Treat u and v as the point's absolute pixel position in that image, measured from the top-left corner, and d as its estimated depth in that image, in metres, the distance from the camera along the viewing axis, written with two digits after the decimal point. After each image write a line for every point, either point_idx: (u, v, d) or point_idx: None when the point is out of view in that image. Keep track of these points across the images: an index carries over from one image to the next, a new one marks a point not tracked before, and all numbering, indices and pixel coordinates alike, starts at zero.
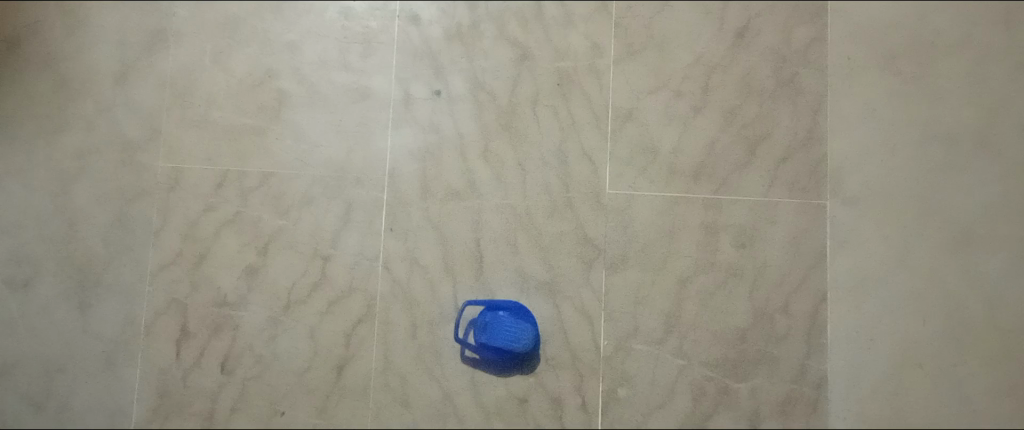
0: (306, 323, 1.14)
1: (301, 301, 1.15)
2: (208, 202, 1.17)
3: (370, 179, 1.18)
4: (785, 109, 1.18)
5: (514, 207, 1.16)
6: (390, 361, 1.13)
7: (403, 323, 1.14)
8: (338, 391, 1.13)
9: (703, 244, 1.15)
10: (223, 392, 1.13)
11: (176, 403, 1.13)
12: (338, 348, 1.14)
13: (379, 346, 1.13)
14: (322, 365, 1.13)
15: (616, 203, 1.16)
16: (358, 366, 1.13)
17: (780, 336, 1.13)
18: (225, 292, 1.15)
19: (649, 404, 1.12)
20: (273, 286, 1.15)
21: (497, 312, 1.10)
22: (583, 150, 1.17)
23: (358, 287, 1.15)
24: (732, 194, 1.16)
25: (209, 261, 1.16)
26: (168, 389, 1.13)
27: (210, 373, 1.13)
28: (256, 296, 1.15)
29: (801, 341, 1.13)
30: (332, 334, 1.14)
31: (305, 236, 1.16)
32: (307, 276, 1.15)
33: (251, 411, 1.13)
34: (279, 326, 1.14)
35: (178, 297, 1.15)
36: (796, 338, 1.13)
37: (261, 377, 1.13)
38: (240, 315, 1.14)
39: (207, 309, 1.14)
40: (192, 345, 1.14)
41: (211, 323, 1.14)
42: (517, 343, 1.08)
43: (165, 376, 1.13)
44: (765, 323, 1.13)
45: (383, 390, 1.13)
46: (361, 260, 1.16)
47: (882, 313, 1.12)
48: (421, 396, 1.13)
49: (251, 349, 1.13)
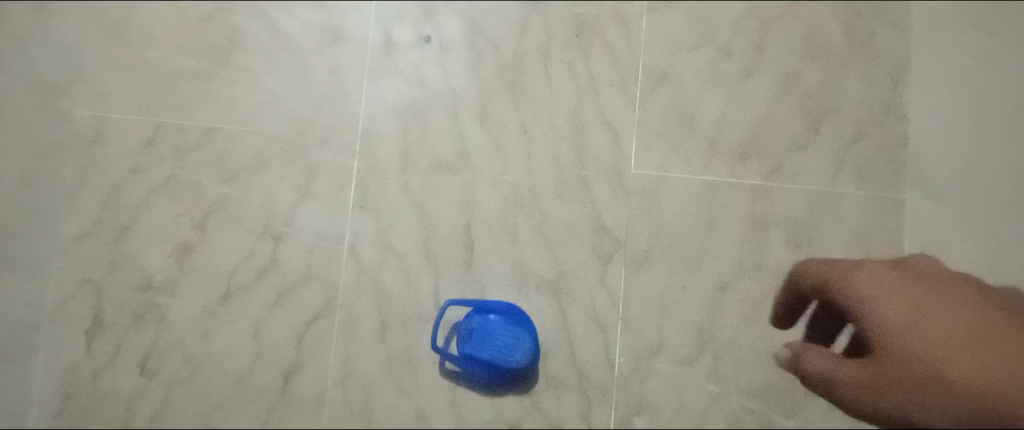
0: (250, 316, 0.92)
1: (244, 289, 0.92)
2: (136, 162, 0.94)
3: (339, 141, 0.95)
4: (857, 78, 0.95)
5: (515, 184, 0.94)
6: (352, 369, 0.91)
7: (370, 322, 0.92)
8: (285, 402, 0.91)
9: (749, 242, 0.92)
10: (143, 397, 0.91)
11: (83, 409, 0.90)
12: (287, 349, 0.91)
13: (340, 349, 0.91)
14: (267, 369, 0.91)
15: (643, 185, 0.93)
16: (312, 373, 0.91)
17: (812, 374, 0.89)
18: (152, 274, 0.92)
19: None
20: (212, 268, 0.92)
21: (489, 317, 0.89)
22: (604, 117, 0.94)
23: (317, 274, 0.93)
24: (788, 181, 0.92)
25: (134, 234, 0.93)
26: (75, 391, 0.90)
27: (127, 373, 0.91)
28: (190, 280, 0.92)
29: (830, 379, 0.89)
30: (282, 331, 0.92)
31: (253, 208, 0.94)
32: (253, 258, 0.93)
33: (176, 422, 0.91)
34: (216, 319, 0.92)
35: (93, 277, 0.92)
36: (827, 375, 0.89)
37: (191, 380, 0.91)
38: (168, 303, 0.92)
39: (128, 293, 0.92)
40: (107, 337, 0.91)
41: (131, 312, 0.92)
42: (507, 357, 0.87)
43: (72, 375, 0.91)
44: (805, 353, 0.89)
45: (341, 404, 0.91)
46: (322, 242, 0.93)
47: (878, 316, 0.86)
48: (388, 413, 0.90)
49: (180, 345, 0.91)
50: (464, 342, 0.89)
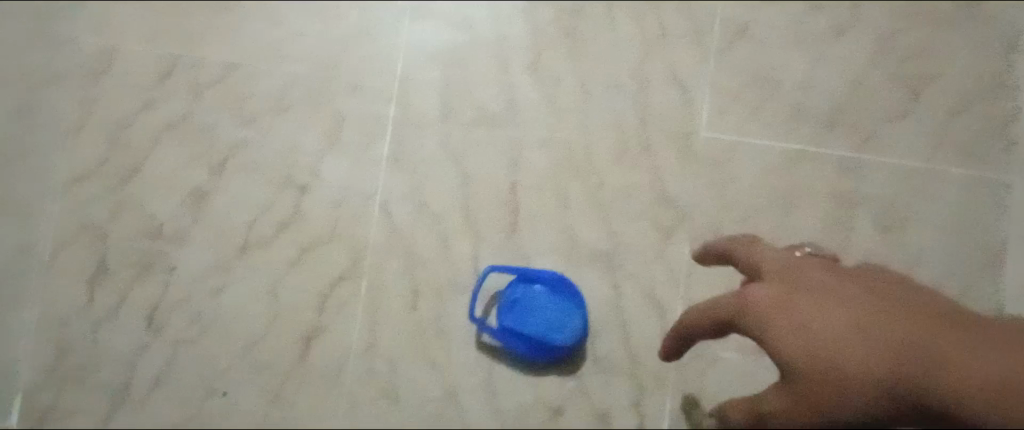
0: (268, 274, 0.83)
1: (262, 243, 0.83)
2: (149, 97, 0.85)
3: (373, 85, 0.85)
4: (963, 43, 0.83)
5: (567, 143, 0.84)
6: (377, 339, 0.82)
7: (401, 288, 0.83)
8: (301, 371, 0.82)
9: (830, 220, 0.81)
10: (145, 356, 0.81)
11: (77, 367, 0.81)
12: (308, 313, 0.82)
13: (365, 317, 0.82)
14: (283, 334, 0.82)
15: (713, 152, 0.82)
16: (333, 341, 0.82)
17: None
18: (161, 223, 0.83)
19: None
20: (226, 218, 0.83)
21: (536, 288, 0.80)
22: (672, 73, 0.84)
23: (343, 232, 0.83)
24: (878, 154, 0.82)
25: (144, 176, 0.84)
26: (71, 345, 0.81)
27: (129, 329, 0.82)
28: (202, 231, 0.83)
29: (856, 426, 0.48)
30: (302, 292, 0.83)
31: (276, 155, 0.84)
32: (273, 210, 0.83)
33: (179, 386, 0.81)
34: (230, 276, 0.83)
35: (96, 222, 0.83)
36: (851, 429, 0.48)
37: (198, 341, 0.82)
38: (178, 255, 0.83)
39: (134, 241, 0.83)
40: (110, 289, 0.82)
41: (137, 262, 0.83)
42: (552, 334, 0.78)
43: (68, 328, 0.81)
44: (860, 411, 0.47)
45: (364, 377, 0.81)
46: (349, 196, 0.84)
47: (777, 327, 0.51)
48: (415, 390, 0.81)
49: (188, 302, 0.82)
50: (506, 312, 0.80)
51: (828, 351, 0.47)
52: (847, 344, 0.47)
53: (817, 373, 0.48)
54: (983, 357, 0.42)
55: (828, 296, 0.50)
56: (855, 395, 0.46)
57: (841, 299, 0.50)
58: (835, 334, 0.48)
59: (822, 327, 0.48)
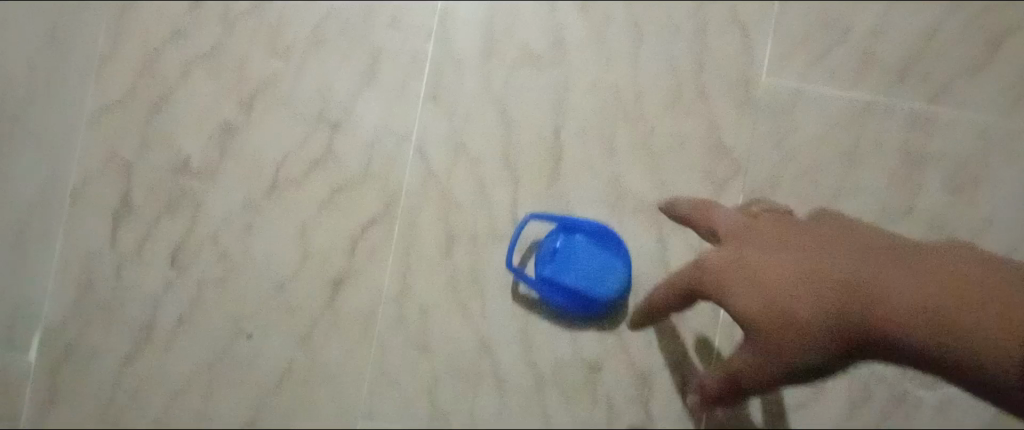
0: (297, 214, 0.79)
1: (292, 183, 0.79)
2: (178, 25, 0.81)
3: (413, 20, 0.81)
4: None
5: (617, 86, 0.79)
6: (410, 286, 0.78)
7: (435, 233, 0.79)
8: (331, 317, 0.78)
9: (898, 178, 0.76)
10: (170, 295, 0.79)
11: (100, 302, 0.79)
12: (338, 256, 0.79)
13: (398, 262, 0.79)
14: (312, 277, 0.79)
15: (774, 101, 0.77)
16: (365, 286, 0.79)
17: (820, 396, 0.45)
18: (188, 156, 0.80)
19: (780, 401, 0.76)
20: (256, 155, 0.80)
21: (579, 238, 0.75)
22: (732, 16, 0.78)
23: (376, 173, 0.79)
24: (953, 108, 0.76)
25: (172, 109, 0.80)
26: (94, 281, 0.79)
27: (153, 267, 0.79)
28: (230, 167, 0.80)
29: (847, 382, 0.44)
30: (333, 235, 0.79)
31: (309, 91, 0.80)
32: (304, 148, 0.80)
33: (205, 327, 0.78)
34: (258, 215, 0.79)
35: (122, 153, 0.80)
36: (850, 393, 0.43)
37: (225, 281, 0.79)
38: (205, 192, 0.79)
39: (160, 176, 0.79)
40: (135, 224, 0.79)
41: (163, 197, 0.79)
42: (594, 286, 0.74)
43: (92, 262, 0.79)
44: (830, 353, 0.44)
45: (395, 325, 0.78)
46: (384, 136, 0.80)
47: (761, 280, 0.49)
48: (448, 341, 0.78)
49: (215, 240, 0.79)
50: (546, 262, 0.75)
51: (783, 311, 0.47)
52: (798, 293, 0.46)
53: (776, 332, 0.47)
54: (905, 279, 0.43)
55: (768, 241, 0.51)
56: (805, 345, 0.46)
57: (777, 247, 0.50)
58: (784, 289, 0.47)
59: (766, 266, 0.49)
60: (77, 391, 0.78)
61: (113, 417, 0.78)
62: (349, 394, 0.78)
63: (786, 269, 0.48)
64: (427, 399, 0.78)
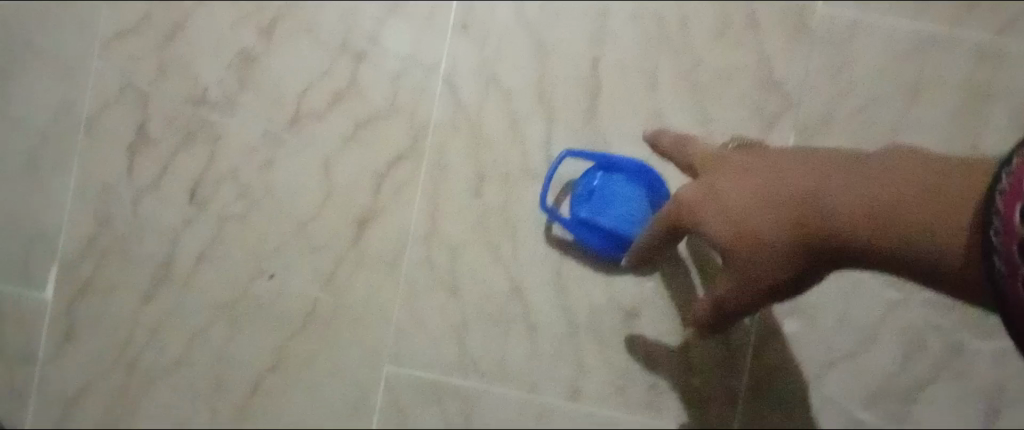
0: (321, 150, 0.75)
1: (315, 115, 0.75)
2: None
3: None
4: None
5: (661, 15, 0.74)
6: (438, 225, 0.75)
7: (465, 171, 0.75)
8: (356, 256, 0.75)
9: (961, 116, 0.72)
10: (189, 231, 0.76)
11: (117, 238, 0.76)
12: (363, 194, 0.75)
13: (426, 201, 0.75)
14: (336, 215, 0.75)
15: (831, 32, 0.73)
16: (391, 225, 0.75)
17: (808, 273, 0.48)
18: (207, 87, 0.76)
19: (827, 350, 0.72)
20: (277, 86, 0.76)
21: (618, 178, 0.70)
22: None
23: (403, 106, 0.75)
24: None
25: (190, 36, 0.76)
26: (111, 215, 0.76)
27: (172, 202, 0.76)
28: (251, 99, 0.76)
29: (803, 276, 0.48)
30: (357, 171, 0.75)
31: (333, 18, 0.76)
32: (328, 79, 0.76)
33: (226, 265, 0.76)
34: (280, 149, 0.75)
35: (137, 82, 0.76)
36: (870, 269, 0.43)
37: (246, 217, 0.75)
38: (224, 124, 0.76)
39: (177, 106, 0.76)
40: (152, 156, 0.76)
41: (180, 129, 0.76)
42: (631, 228, 0.69)
43: (108, 196, 0.76)
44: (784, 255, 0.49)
45: (423, 266, 0.75)
46: (412, 67, 0.75)
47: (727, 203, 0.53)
48: (477, 282, 0.75)
49: (235, 175, 0.76)
50: (581, 202, 0.71)
51: (750, 234, 0.51)
52: (759, 212, 0.50)
53: (755, 254, 0.51)
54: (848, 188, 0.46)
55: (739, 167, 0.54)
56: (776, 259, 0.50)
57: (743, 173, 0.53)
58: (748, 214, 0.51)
59: (729, 192, 0.53)
60: (96, 328, 0.76)
61: (132, 356, 0.76)
62: (375, 337, 0.75)
63: (750, 194, 0.51)
64: (456, 343, 0.75)
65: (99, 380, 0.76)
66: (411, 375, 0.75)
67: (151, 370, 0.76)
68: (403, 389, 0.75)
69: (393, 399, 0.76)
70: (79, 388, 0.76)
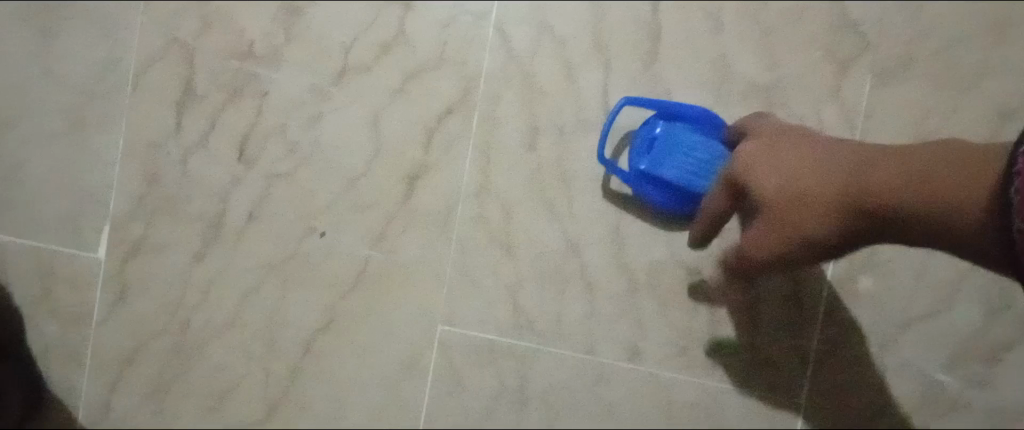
0: (369, 104, 0.73)
1: (363, 68, 0.73)
2: None
3: None
4: None
5: None
6: (491, 181, 0.72)
7: (518, 123, 0.72)
8: (406, 214, 0.73)
9: None
10: (238, 190, 0.74)
11: (166, 197, 0.75)
12: (413, 149, 0.73)
13: (478, 155, 0.72)
14: (386, 171, 0.73)
15: None
16: (442, 181, 0.73)
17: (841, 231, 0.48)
18: (252, 40, 0.74)
19: (906, 309, 0.68)
20: (323, 38, 0.73)
21: (678, 126, 0.66)
22: None
23: (454, 56, 0.72)
24: None
25: None
26: (159, 174, 0.75)
27: (220, 160, 0.74)
28: (296, 52, 0.73)
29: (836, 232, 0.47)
30: (406, 124, 0.73)
31: None
32: (375, 29, 0.73)
33: (275, 223, 0.74)
34: (327, 104, 0.73)
35: (181, 37, 0.74)
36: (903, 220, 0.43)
37: (294, 174, 0.74)
38: (270, 78, 0.74)
39: (222, 61, 0.74)
40: (199, 113, 0.74)
41: (227, 85, 0.74)
42: (696, 177, 0.64)
43: (156, 155, 0.75)
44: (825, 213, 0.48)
45: (475, 222, 0.72)
46: (462, 14, 0.72)
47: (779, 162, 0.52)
48: (531, 239, 0.72)
49: (282, 131, 0.74)
50: (641, 153, 0.67)
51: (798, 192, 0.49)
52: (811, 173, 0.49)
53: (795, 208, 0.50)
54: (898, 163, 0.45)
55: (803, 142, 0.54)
56: (813, 220, 0.49)
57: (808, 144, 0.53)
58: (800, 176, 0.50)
59: (785, 155, 0.52)
60: (147, 289, 0.75)
61: (184, 317, 0.75)
62: (428, 296, 0.73)
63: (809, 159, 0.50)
64: (510, 302, 0.73)
65: (153, 339, 0.76)
66: (465, 335, 0.73)
67: (204, 331, 0.75)
68: (456, 349, 0.74)
69: (447, 359, 0.74)
70: (133, 349, 0.76)
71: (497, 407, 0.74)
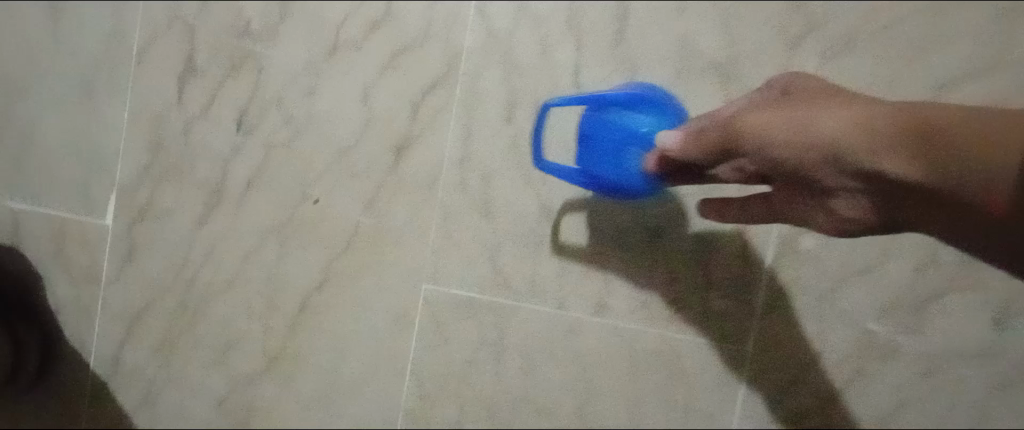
0: (359, 78, 0.79)
1: (354, 44, 0.78)
2: None
3: None
4: None
5: None
6: (471, 150, 0.78)
7: (496, 97, 0.78)
8: (395, 180, 0.79)
9: None
10: (237, 158, 0.80)
11: (170, 166, 0.80)
12: (400, 121, 0.79)
13: (460, 125, 0.78)
14: (376, 140, 0.79)
15: None
16: (427, 151, 0.79)
17: (844, 120, 0.47)
18: (249, 18, 0.79)
19: (845, 266, 0.74)
20: (316, 16, 0.79)
21: (615, 109, 0.68)
22: None
23: (438, 34, 0.78)
24: None
25: None
26: (164, 144, 0.80)
27: (221, 131, 0.80)
28: (291, 28, 0.79)
29: (844, 117, 0.47)
30: (394, 98, 0.79)
31: None
32: (366, 9, 0.78)
33: (272, 189, 0.80)
34: (320, 78, 0.79)
35: (183, 15, 0.79)
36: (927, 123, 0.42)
37: (289, 144, 0.80)
38: (267, 54, 0.79)
39: (222, 37, 0.79)
40: (200, 86, 0.80)
41: (226, 60, 0.79)
42: (646, 149, 0.64)
43: (160, 126, 0.80)
44: (846, 109, 0.48)
45: (458, 188, 0.79)
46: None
47: (835, 92, 0.55)
48: (507, 203, 0.78)
49: (279, 103, 0.79)
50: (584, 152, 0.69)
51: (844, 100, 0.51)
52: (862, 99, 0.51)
53: (826, 104, 0.51)
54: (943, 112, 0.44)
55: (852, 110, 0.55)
56: (828, 110, 0.49)
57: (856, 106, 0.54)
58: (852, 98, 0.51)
59: (845, 93, 0.54)
60: (154, 250, 0.81)
61: (188, 277, 0.82)
62: (415, 256, 0.80)
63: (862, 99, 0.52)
64: (490, 262, 0.79)
65: (160, 297, 0.82)
66: (448, 291, 0.80)
67: (207, 289, 0.82)
68: (441, 306, 0.80)
69: (432, 315, 0.81)
70: (141, 305, 0.82)
71: (477, 359, 0.81)
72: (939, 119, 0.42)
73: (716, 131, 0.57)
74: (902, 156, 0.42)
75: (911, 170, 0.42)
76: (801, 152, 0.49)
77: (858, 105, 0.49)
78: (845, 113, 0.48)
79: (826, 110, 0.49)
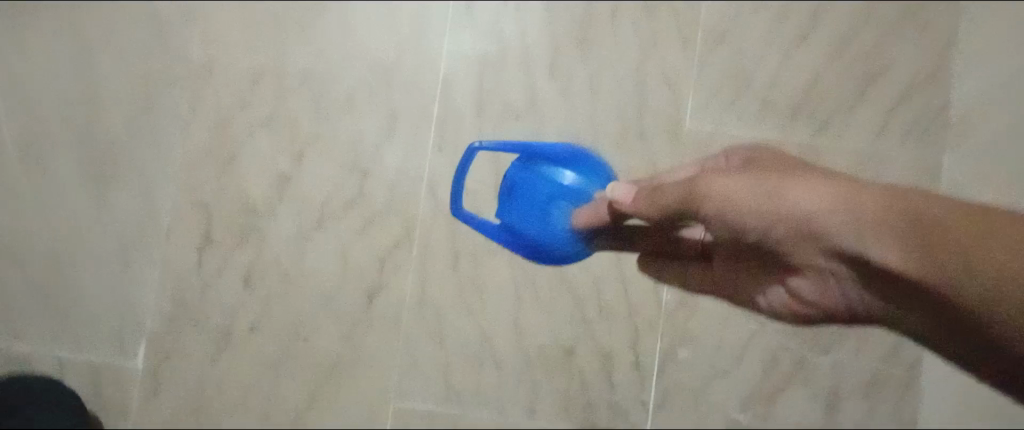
0: (339, 243, 1.03)
1: (335, 217, 1.03)
2: (244, 98, 1.04)
3: (421, 85, 1.04)
4: (905, 47, 1.01)
5: (580, 131, 1.02)
6: (426, 293, 1.02)
7: (444, 252, 1.02)
8: (369, 318, 1.02)
9: None
10: (244, 307, 1.02)
11: (190, 316, 1.02)
12: (371, 273, 1.03)
13: (416, 274, 1.02)
14: (353, 289, 1.03)
15: (698, 140, 1.01)
16: (393, 295, 1.02)
17: (834, 199, 0.48)
18: (254, 200, 1.03)
19: (711, 369, 0.99)
20: (305, 198, 1.03)
21: (550, 166, 0.75)
22: (663, 75, 1.02)
23: (399, 206, 1.03)
24: (835, 139, 1.00)
25: (240, 164, 1.04)
26: (185, 299, 1.02)
27: (231, 287, 1.03)
28: (287, 207, 1.03)
29: (833, 195, 0.48)
30: (367, 256, 1.03)
31: (343, 144, 1.04)
32: (343, 191, 1.03)
33: (271, 331, 1.02)
34: (309, 244, 1.03)
35: (203, 200, 1.03)
36: (912, 212, 0.45)
37: (285, 294, 1.03)
38: (268, 227, 1.03)
39: (233, 215, 1.03)
40: (216, 253, 1.03)
41: (236, 233, 1.03)
42: (577, 205, 0.73)
43: (183, 285, 1.02)
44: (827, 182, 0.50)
45: (416, 323, 1.02)
46: (403, 178, 1.03)
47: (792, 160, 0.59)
48: (455, 332, 1.01)
49: (277, 264, 1.03)
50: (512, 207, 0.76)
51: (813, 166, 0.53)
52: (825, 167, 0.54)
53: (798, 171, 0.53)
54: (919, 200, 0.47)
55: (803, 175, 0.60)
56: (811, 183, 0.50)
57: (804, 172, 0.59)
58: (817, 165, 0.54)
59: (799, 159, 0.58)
60: (175, 384, 1.02)
61: (202, 404, 1.02)
62: (384, 378, 1.02)
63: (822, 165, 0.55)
64: (443, 379, 1.01)
65: (178, 422, 1.02)
66: (410, 405, 1.01)
67: (217, 413, 1.02)
68: (406, 417, 1.01)
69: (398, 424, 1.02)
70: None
71: None
72: (929, 215, 0.44)
73: (689, 193, 0.56)
74: (886, 244, 0.45)
75: (887, 254, 0.45)
76: (771, 219, 0.51)
77: (832, 179, 0.50)
78: (832, 187, 0.49)
79: (811, 181, 0.50)
